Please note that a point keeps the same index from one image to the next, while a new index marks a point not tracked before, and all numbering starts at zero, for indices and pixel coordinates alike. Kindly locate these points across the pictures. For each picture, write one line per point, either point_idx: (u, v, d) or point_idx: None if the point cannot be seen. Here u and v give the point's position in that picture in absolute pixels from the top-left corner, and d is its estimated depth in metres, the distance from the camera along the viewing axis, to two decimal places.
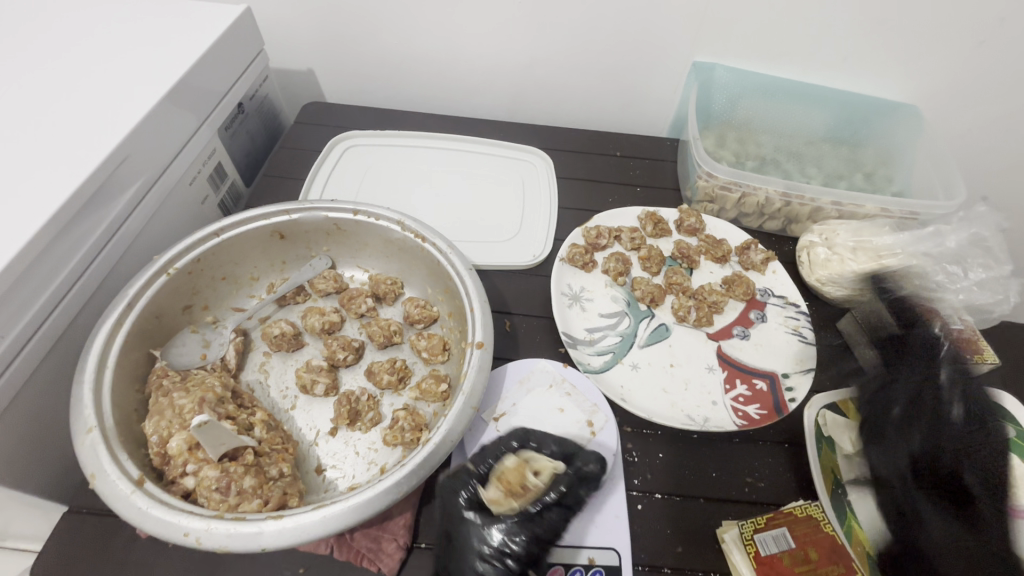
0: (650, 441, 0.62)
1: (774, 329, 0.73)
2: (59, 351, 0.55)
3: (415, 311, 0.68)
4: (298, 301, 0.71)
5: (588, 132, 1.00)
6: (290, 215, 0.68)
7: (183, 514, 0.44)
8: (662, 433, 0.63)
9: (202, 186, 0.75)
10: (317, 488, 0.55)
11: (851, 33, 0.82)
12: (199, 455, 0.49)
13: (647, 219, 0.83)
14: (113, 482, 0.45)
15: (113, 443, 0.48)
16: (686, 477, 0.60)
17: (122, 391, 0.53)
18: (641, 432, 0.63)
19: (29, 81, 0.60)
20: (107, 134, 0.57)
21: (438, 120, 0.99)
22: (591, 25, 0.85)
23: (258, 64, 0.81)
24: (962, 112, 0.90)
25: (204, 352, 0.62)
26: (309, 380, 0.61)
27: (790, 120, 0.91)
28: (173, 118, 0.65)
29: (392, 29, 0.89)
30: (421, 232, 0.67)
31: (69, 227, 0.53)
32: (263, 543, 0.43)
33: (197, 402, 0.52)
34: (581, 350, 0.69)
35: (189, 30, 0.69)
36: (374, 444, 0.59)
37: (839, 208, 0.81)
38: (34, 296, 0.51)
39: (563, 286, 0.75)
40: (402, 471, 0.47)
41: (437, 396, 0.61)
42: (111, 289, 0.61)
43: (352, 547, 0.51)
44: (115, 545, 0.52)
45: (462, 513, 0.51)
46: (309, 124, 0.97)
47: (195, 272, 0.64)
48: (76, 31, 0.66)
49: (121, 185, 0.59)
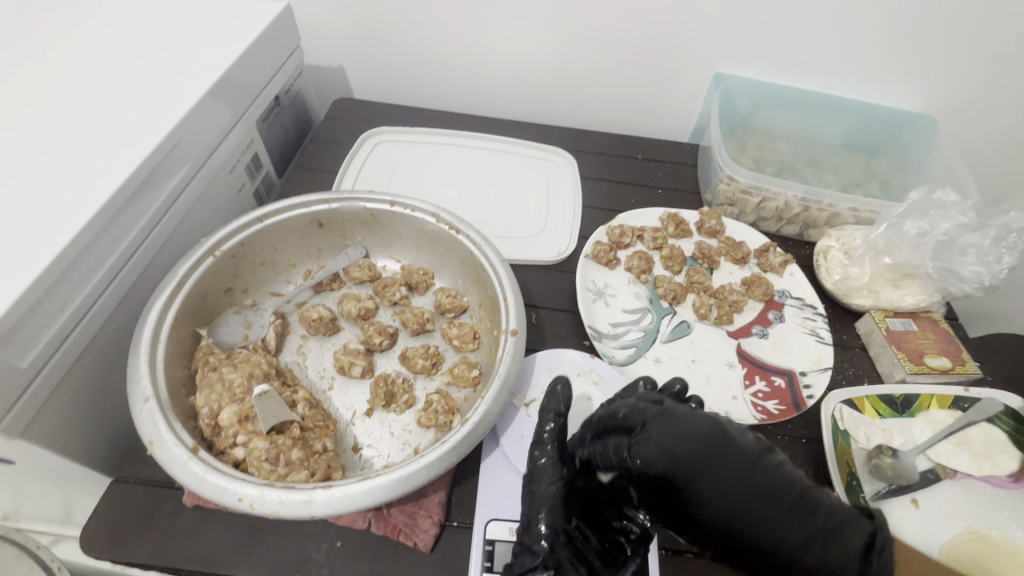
0: (648, 441, 0.46)
1: (792, 329, 0.76)
2: (112, 327, 0.58)
3: (446, 300, 0.70)
4: (333, 288, 0.73)
5: (610, 135, 1.02)
6: (329, 204, 0.70)
7: (237, 481, 0.46)
8: (676, 458, 0.44)
9: (240, 174, 0.78)
10: (355, 466, 0.57)
11: (868, 48, 0.85)
12: (249, 427, 0.52)
13: (669, 220, 0.85)
14: (170, 449, 0.47)
15: (169, 414, 0.50)
16: (738, 497, 0.41)
17: (172, 366, 0.55)
18: (672, 433, 0.45)
19: (86, 71, 0.63)
20: (161, 121, 0.60)
21: (464, 119, 1.02)
22: (618, 36, 0.89)
23: (295, 60, 0.84)
24: (977, 126, 0.93)
25: (246, 333, 0.65)
26: (347, 362, 0.63)
27: (809, 129, 0.94)
28: (217, 110, 0.67)
29: (426, 33, 0.92)
30: (455, 224, 0.68)
31: (125, 206, 0.56)
32: (313, 510, 0.45)
33: (246, 377, 0.54)
34: (605, 343, 0.71)
35: (237, 26, 0.72)
36: (408, 425, 0.61)
37: (856, 214, 0.84)
38: (92, 271, 0.53)
39: (588, 282, 0.77)
40: (443, 448, 0.49)
41: (469, 381, 0.63)
42: (157, 272, 0.64)
43: (389, 522, 0.53)
44: (162, 514, 0.54)
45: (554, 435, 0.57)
46: (340, 119, 0.99)
47: (237, 256, 0.66)
48: (126, 24, 0.69)
49: (169, 170, 0.62)
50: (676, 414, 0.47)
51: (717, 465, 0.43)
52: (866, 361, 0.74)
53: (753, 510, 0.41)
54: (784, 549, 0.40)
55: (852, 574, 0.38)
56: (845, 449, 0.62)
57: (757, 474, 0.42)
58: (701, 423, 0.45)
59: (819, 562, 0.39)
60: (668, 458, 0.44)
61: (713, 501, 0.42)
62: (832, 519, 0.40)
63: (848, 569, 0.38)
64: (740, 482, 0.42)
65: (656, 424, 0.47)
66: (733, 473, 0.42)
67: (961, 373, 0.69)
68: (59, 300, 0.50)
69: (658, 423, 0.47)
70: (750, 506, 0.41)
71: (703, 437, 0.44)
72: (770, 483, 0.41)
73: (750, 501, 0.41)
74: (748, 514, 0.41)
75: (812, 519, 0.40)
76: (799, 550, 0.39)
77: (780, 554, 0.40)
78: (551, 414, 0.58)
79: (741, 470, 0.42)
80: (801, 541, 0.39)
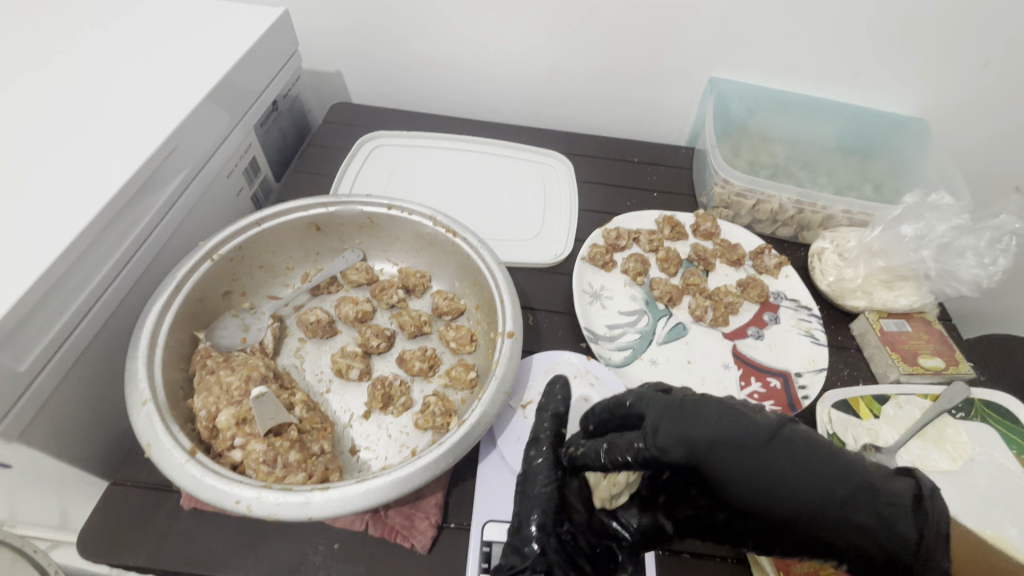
0: (657, 433, 0.47)
1: (787, 330, 0.76)
2: (109, 330, 0.58)
3: (444, 303, 0.71)
4: (330, 291, 0.74)
5: (606, 139, 1.03)
6: (327, 208, 0.70)
7: (235, 483, 0.46)
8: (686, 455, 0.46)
9: (238, 178, 0.78)
10: (352, 468, 0.58)
11: (861, 52, 0.86)
12: (246, 430, 0.52)
13: (664, 223, 0.86)
14: (168, 451, 0.47)
15: (166, 417, 0.50)
16: (762, 476, 0.44)
17: (170, 369, 0.56)
18: (672, 413, 0.48)
19: (84, 75, 0.63)
20: (159, 125, 0.60)
21: (462, 123, 1.02)
22: (614, 40, 0.89)
23: (292, 65, 0.85)
24: (969, 129, 0.94)
25: (243, 336, 0.65)
26: (344, 364, 0.64)
27: (803, 132, 0.94)
28: (216, 115, 0.68)
29: (422, 38, 0.93)
30: (452, 227, 0.69)
31: (124, 210, 0.56)
32: (310, 512, 0.45)
33: (244, 380, 0.55)
34: (601, 345, 0.72)
35: (236, 32, 0.72)
36: (405, 427, 0.61)
37: (850, 216, 0.85)
38: (90, 275, 0.54)
39: (584, 284, 0.78)
40: (440, 449, 0.49)
41: (466, 383, 0.64)
42: (155, 275, 0.64)
43: (386, 523, 0.53)
44: (158, 517, 0.54)
45: (550, 434, 0.57)
46: (337, 124, 1.00)
47: (236, 260, 0.66)
48: (125, 30, 0.70)
49: (167, 174, 0.62)
50: (689, 400, 0.48)
51: (732, 443, 0.45)
52: (861, 362, 0.74)
53: (793, 488, 0.43)
54: (819, 507, 0.42)
55: (907, 525, 0.42)
56: (840, 449, 0.63)
57: (777, 448, 0.44)
58: (713, 407, 0.47)
59: (865, 521, 0.42)
60: (675, 449, 0.46)
61: (736, 490, 0.45)
62: (867, 476, 0.43)
63: (901, 521, 0.42)
64: (763, 462, 0.44)
65: (657, 412, 0.49)
66: (759, 448, 0.44)
67: (954, 373, 0.69)
68: (57, 304, 0.50)
69: (664, 414, 0.48)
70: (772, 478, 0.44)
71: (720, 424, 0.45)
72: (786, 452, 0.44)
73: (785, 472, 0.43)
74: (803, 498, 0.43)
75: (852, 478, 0.43)
76: (841, 511, 0.42)
77: (818, 514, 0.42)
78: (548, 414, 0.59)
79: (762, 447, 0.44)
80: (840, 500, 0.42)
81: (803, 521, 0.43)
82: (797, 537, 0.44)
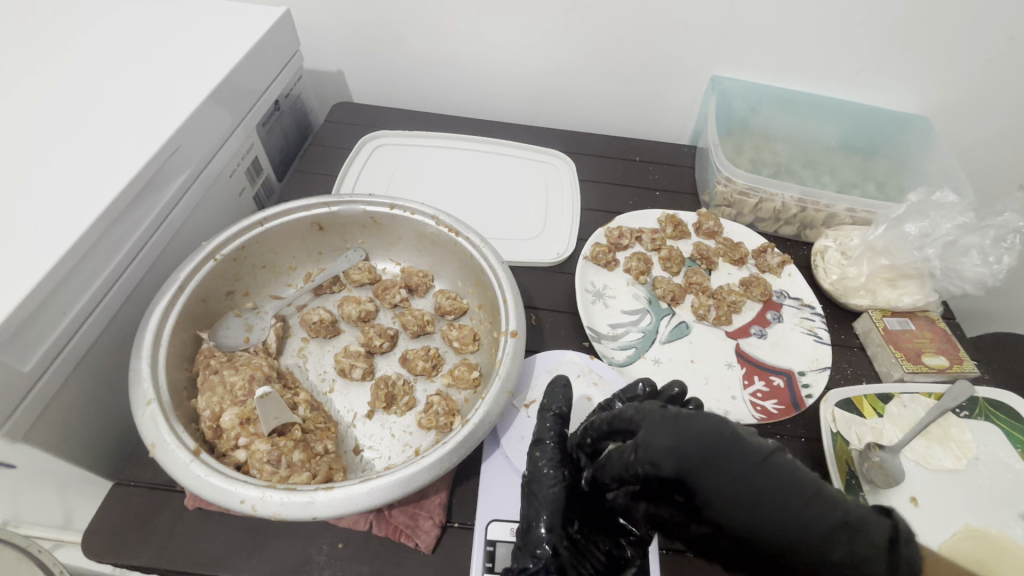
0: (648, 441, 0.44)
1: (790, 329, 0.76)
2: (113, 331, 0.58)
3: (446, 302, 0.71)
4: (333, 291, 0.74)
5: (608, 138, 1.03)
6: (329, 207, 0.70)
7: (239, 483, 0.46)
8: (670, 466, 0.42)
9: (240, 178, 0.78)
10: (356, 467, 0.58)
11: (864, 49, 0.86)
12: (251, 429, 0.52)
13: (667, 222, 0.86)
14: (172, 451, 0.47)
15: (170, 416, 0.50)
16: (748, 505, 0.39)
17: (173, 368, 0.56)
18: (664, 423, 0.44)
19: (86, 76, 0.63)
20: (161, 125, 0.60)
21: (463, 122, 1.02)
22: (615, 39, 0.89)
23: (294, 64, 0.85)
24: (973, 126, 0.93)
25: (247, 335, 0.65)
26: (347, 364, 0.64)
27: (805, 130, 0.94)
28: (218, 114, 0.68)
29: (424, 36, 0.92)
30: (455, 226, 0.69)
31: (127, 210, 0.56)
32: (315, 512, 0.45)
33: (248, 380, 0.55)
34: (604, 344, 0.71)
35: (238, 31, 0.72)
36: (409, 427, 0.61)
37: (853, 214, 0.84)
38: (93, 276, 0.54)
39: (587, 283, 0.78)
40: (444, 449, 0.49)
41: (469, 382, 0.64)
42: (158, 275, 0.64)
43: (390, 523, 0.53)
44: (162, 517, 0.54)
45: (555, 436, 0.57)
46: (339, 123, 1.00)
47: (238, 260, 0.66)
48: (127, 30, 0.70)
49: (169, 174, 0.62)
50: (681, 412, 0.44)
51: (721, 464, 0.40)
52: (864, 360, 0.74)
53: (779, 519, 0.39)
54: (801, 541, 0.38)
55: (883, 566, 0.39)
56: (844, 447, 0.63)
57: (767, 472, 0.40)
58: (705, 420, 0.42)
59: (845, 560, 0.38)
60: (666, 460, 0.42)
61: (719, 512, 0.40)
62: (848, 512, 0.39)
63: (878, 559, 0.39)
64: (754, 489, 0.39)
65: (653, 423, 0.45)
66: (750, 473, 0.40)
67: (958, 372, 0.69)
68: (60, 304, 0.50)
69: (660, 423, 0.44)
70: (760, 501, 0.39)
71: (714, 439, 0.41)
72: (774, 477, 0.39)
73: (765, 500, 0.39)
74: (785, 531, 0.39)
75: (830, 515, 0.39)
76: (820, 547, 0.38)
77: (793, 547, 0.39)
78: (551, 415, 0.58)
79: (749, 471, 0.40)
80: (821, 535, 0.38)
81: (786, 552, 0.39)
82: (773, 571, 0.40)
